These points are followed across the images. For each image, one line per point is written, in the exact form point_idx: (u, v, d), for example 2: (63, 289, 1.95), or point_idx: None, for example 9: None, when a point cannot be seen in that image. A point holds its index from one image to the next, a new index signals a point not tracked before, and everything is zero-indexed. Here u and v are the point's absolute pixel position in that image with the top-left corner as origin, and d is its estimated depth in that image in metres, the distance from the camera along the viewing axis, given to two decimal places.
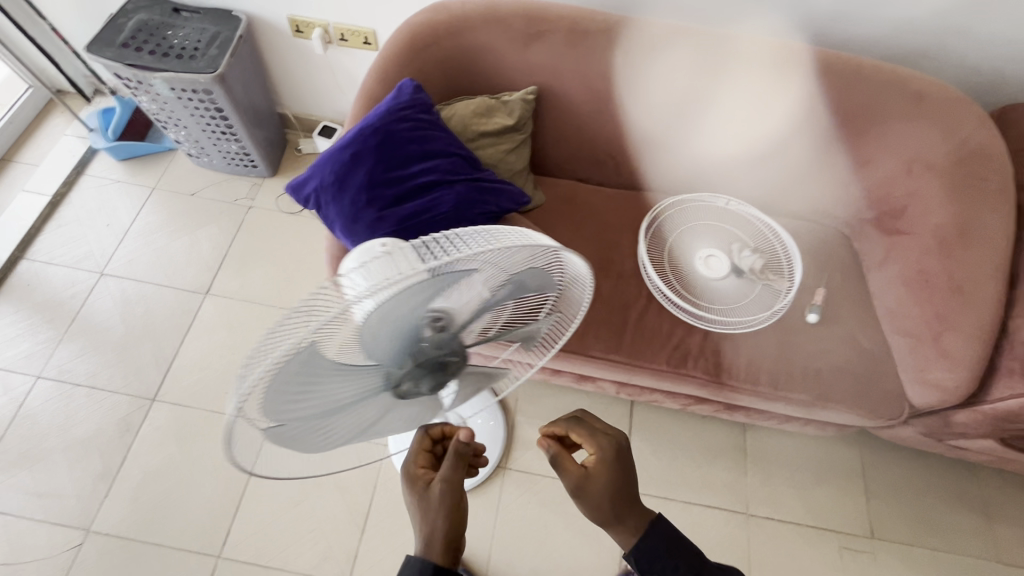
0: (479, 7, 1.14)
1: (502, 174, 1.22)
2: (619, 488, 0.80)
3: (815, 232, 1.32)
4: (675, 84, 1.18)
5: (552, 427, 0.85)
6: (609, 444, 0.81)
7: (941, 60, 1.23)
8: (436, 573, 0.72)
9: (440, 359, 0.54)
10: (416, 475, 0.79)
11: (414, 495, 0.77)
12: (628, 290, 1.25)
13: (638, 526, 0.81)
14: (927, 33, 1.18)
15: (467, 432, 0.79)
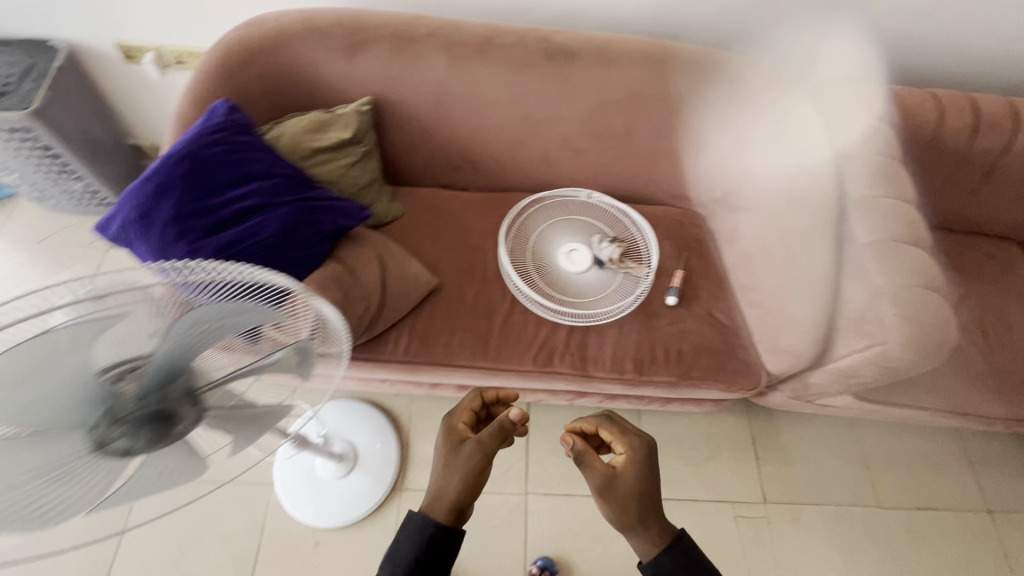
0: (295, 21, 1.10)
1: (346, 189, 1.17)
2: (642, 491, 0.81)
3: (672, 216, 1.36)
4: (510, 83, 1.17)
5: (584, 422, 0.90)
6: (639, 443, 0.85)
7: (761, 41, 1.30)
8: (436, 529, 0.79)
9: (152, 404, 0.53)
10: (453, 433, 0.86)
11: (445, 447, 0.84)
12: (494, 294, 1.23)
13: (660, 535, 0.80)
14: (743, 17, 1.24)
15: (519, 413, 0.83)
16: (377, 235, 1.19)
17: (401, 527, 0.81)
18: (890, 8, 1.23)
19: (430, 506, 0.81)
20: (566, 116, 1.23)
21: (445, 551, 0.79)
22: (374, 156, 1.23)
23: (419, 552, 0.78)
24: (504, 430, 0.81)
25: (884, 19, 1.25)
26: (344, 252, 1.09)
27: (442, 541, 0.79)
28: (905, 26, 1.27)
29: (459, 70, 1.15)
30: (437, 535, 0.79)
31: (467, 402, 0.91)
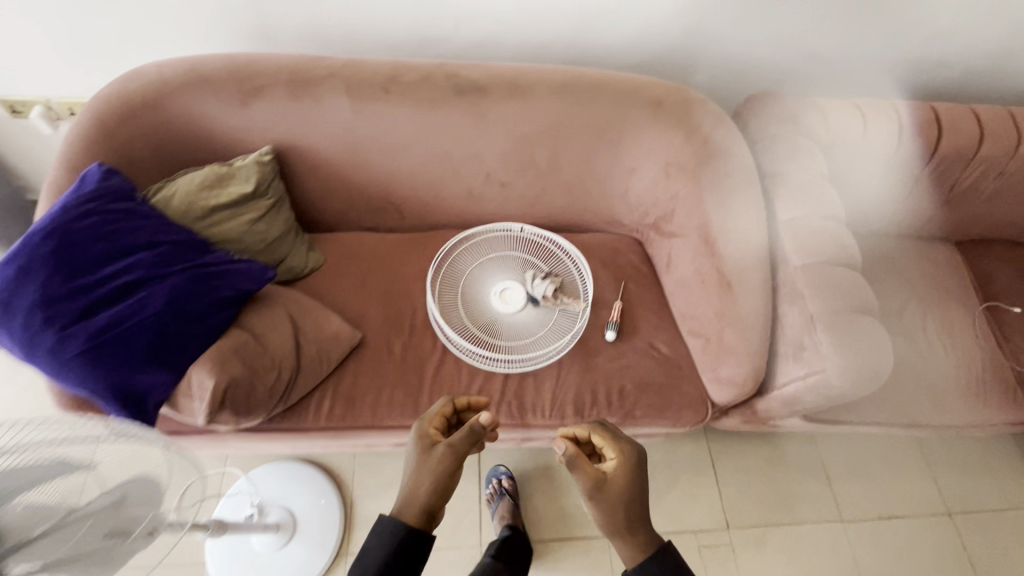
0: (177, 71, 1.01)
1: (253, 246, 1.08)
2: (632, 499, 0.76)
3: (608, 245, 1.32)
4: (421, 121, 1.10)
5: (574, 429, 0.85)
6: (631, 450, 0.81)
7: (679, 61, 1.29)
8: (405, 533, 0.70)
9: None
10: (427, 437, 0.80)
11: (418, 452, 0.77)
12: (424, 343, 1.16)
13: (645, 544, 0.74)
14: (657, 38, 1.24)
15: (491, 417, 0.79)
16: (292, 292, 1.11)
17: (372, 529, 0.71)
18: (806, 21, 1.22)
19: (400, 510, 0.73)
20: (486, 152, 1.16)
21: (412, 562, 0.70)
22: (283, 206, 1.14)
23: (392, 556, 0.69)
24: (476, 433, 0.77)
25: (801, 30, 1.24)
26: (249, 318, 1.00)
27: (413, 549, 0.70)
28: (822, 37, 1.26)
29: (365, 112, 1.08)
30: (410, 539, 0.70)
31: (438, 410, 0.85)
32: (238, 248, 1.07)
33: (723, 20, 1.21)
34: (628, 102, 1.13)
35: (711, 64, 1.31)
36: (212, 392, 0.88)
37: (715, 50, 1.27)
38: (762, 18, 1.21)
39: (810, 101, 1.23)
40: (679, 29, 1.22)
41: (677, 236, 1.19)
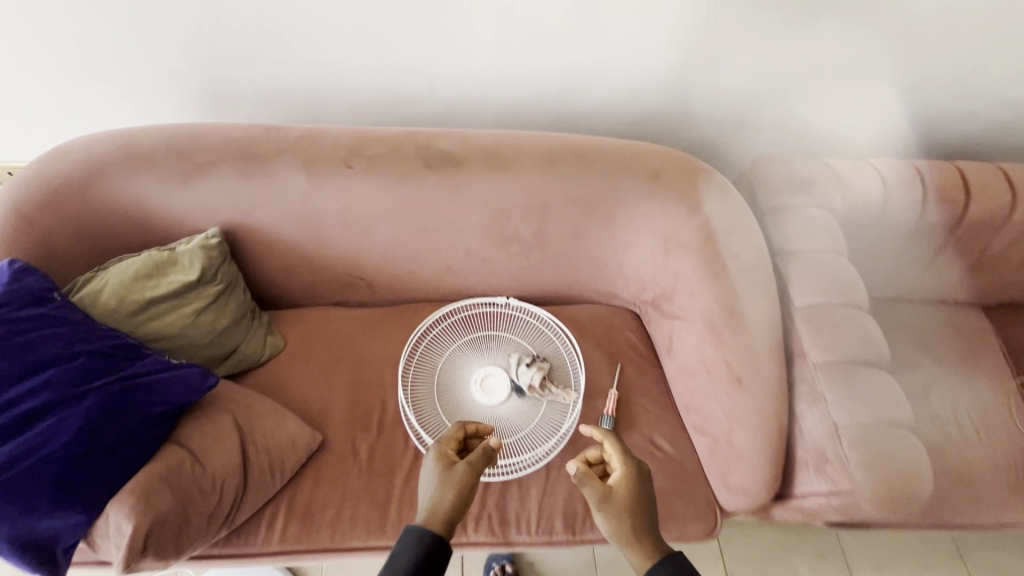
0: (107, 149, 0.89)
1: (198, 340, 0.95)
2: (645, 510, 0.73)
3: (602, 321, 1.19)
4: (388, 196, 0.98)
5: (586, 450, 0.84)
6: (639, 462, 0.78)
7: (677, 119, 1.18)
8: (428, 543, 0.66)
9: None
10: (444, 450, 0.78)
11: (437, 466, 0.75)
12: (394, 444, 1.02)
13: (660, 551, 0.69)
14: (652, 98, 1.13)
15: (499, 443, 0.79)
16: (242, 391, 0.97)
17: (399, 535, 0.67)
18: (814, 79, 1.11)
19: (424, 521, 0.69)
20: (463, 227, 1.04)
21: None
22: (236, 290, 1.01)
23: (421, 565, 0.64)
24: (491, 452, 0.76)
25: (809, 89, 1.13)
26: (185, 431, 0.86)
27: (435, 561, 0.65)
28: (834, 96, 1.14)
29: (324, 189, 0.96)
30: (437, 547, 0.66)
31: (452, 430, 0.84)
32: (180, 343, 0.94)
33: (722, 79, 1.10)
34: (622, 173, 1.01)
35: (710, 124, 1.19)
36: (130, 538, 0.74)
37: (713, 110, 1.16)
38: (765, 76, 1.10)
39: (823, 164, 1.11)
40: (674, 88, 1.11)
41: (679, 319, 1.06)
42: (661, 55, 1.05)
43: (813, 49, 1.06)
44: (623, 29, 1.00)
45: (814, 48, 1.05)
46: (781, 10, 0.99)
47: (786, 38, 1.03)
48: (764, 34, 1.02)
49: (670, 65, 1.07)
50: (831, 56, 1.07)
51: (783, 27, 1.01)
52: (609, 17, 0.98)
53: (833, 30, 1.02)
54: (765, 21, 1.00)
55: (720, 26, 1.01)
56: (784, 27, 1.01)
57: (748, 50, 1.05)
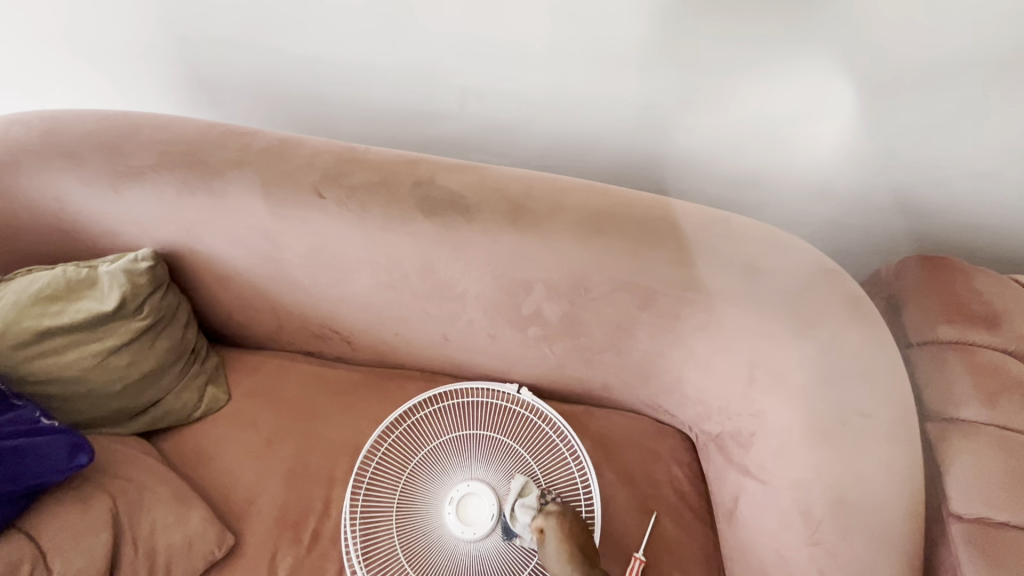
0: (36, 137, 0.71)
1: (104, 387, 0.74)
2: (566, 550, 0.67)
3: (641, 445, 0.86)
4: (367, 240, 0.72)
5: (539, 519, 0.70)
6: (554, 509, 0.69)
7: (783, 191, 0.87)
8: None
9: None
10: None
11: None
12: (324, 571, 0.75)
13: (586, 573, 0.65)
14: (754, 154, 0.83)
15: None
16: (146, 463, 0.75)
17: None
18: (931, 165, 0.79)
19: None
20: (465, 295, 0.76)
21: None
22: (172, 327, 0.79)
23: None
24: None
25: (898, 182, 0.82)
26: (34, 520, 0.64)
27: None
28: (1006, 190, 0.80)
29: (286, 221, 0.72)
30: None
31: None
32: (78, 389, 0.73)
33: (779, 156, 0.82)
34: (699, 257, 0.69)
35: (828, 200, 0.87)
36: None
37: (835, 182, 0.84)
38: (853, 158, 0.80)
39: (1010, 283, 0.74)
40: (780, 155, 0.82)
41: (754, 480, 0.72)
42: (687, 124, 0.81)
43: (904, 133, 0.76)
44: (713, 67, 0.74)
45: (906, 131, 0.76)
46: (856, 78, 0.71)
47: (853, 122, 0.76)
48: (825, 115, 0.75)
49: (719, 127, 0.81)
50: (938, 142, 0.76)
51: (855, 104, 0.74)
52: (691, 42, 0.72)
53: (935, 110, 0.73)
54: (833, 93, 0.73)
55: (792, 85, 0.73)
56: (848, 110, 0.75)
57: (811, 129, 0.77)
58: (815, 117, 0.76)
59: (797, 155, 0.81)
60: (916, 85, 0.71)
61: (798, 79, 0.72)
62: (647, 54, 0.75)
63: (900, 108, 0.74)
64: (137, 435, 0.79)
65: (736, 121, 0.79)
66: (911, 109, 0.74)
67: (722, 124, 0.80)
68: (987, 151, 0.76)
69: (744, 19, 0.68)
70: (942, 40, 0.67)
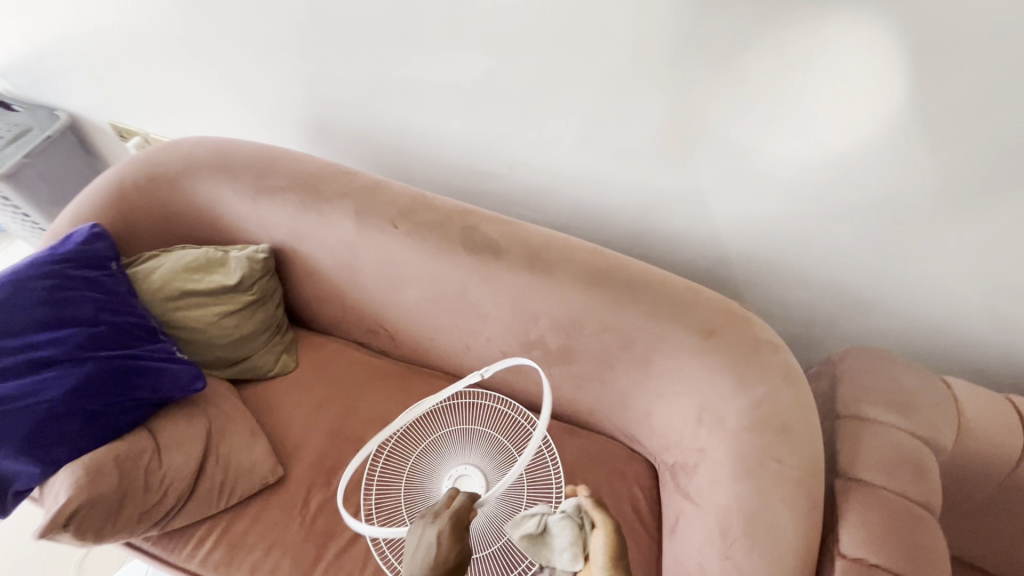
0: (209, 154, 1.01)
1: (214, 339, 1.00)
2: (618, 550, 0.71)
3: (613, 465, 1.04)
4: (422, 263, 0.96)
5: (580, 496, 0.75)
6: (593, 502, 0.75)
7: (762, 274, 1.06)
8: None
9: None
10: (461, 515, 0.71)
11: (447, 533, 0.69)
12: (344, 511, 0.97)
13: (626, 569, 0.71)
14: (738, 241, 1.02)
15: (451, 494, 0.74)
16: (233, 402, 1.00)
17: None
18: (883, 275, 0.96)
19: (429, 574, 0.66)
20: (489, 316, 0.98)
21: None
22: (269, 304, 1.06)
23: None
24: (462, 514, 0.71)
25: (859, 281, 0.99)
26: (158, 423, 0.90)
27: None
28: (946, 302, 0.95)
29: (367, 241, 0.97)
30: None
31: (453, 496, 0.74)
32: (198, 337, 0.99)
33: (791, 183, 0.90)
34: (671, 316, 0.89)
35: (797, 287, 1.04)
36: (57, 510, 0.76)
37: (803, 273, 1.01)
38: (818, 259, 0.98)
39: (937, 380, 0.88)
40: (761, 242, 1.01)
41: (692, 503, 0.88)
42: (719, 119, 0.87)
43: (861, 244, 0.93)
44: (730, 105, 0.84)
45: (865, 242, 0.93)
46: (825, 198, 0.90)
47: (838, 214, 0.91)
48: (857, 116, 0.78)
49: (749, 128, 0.86)
50: (890, 255, 0.93)
51: (833, 212, 0.91)
52: (730, 49, 0.78)
53: (886, 231, 0.90)
54: (801, 205, 0.92)
55: (772, 195, 0.93)
56: (866, 143, 0.81)
57: (845, 121, 0.80)
58: (855, 106, 0.77)
59: (828, 164, 0.85)
60: (875, 210, 0.88)
61: (844, 68, 0.74)
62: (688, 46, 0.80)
63: (857, 224, 0.91)
64: (227, 380, 1.05)
65: (759, 126, 0.85)
66: (871, 226, 0.90)
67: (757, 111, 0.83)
68: (934, 268, 0.92)
69: (747, 124, 0.85)
70: (895, 181, 0.83)
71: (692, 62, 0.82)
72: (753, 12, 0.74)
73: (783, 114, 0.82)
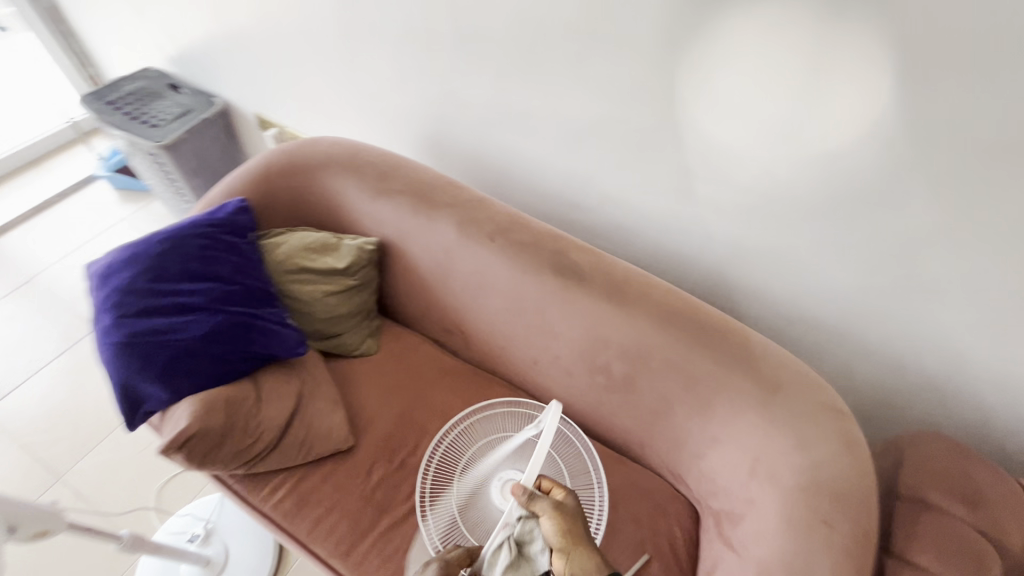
0: (343, 153, 1.16)
1: (317, 313, 1.14)
2: (568, 522, 0.76)
3: (656, 501, 1.06)
4: (509, 276, 1.05)
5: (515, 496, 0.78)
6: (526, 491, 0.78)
7: (835, 341, 1.06)
8: None
9: None
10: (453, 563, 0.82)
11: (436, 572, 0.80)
12: (400, 489, 1.05)
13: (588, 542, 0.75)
14: (816, 305, 1.04)
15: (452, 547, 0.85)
16: (322, 371, 1.12)
17: None
18: (970, 365, 0.94)
19: None
20: (561, 336, 1.05)
21: None
22: (366, 291, 1.18)
23: None
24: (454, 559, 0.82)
25: (939, 366, 0.97)
26: (263, 377, 1.04)
27: None
28: None
29: (464, 249, 1.07)
30: None
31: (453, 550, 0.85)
32: (303, 309, 1.13)
33: (879, 256, 0.91)
34: (739, 366, 0.92)
35: (871, 360, 1.04)
36: (177, 433, 0.90)
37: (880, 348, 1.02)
38: (898, 336, 0.98)
39: (1010, 480, 0.86)
40: (839, 308, 1.02)
41: (733, 552, 0.90)
42: (825, 182, 0.89)
43: (946, 329, 0.93)
44: (827, 175, 0.88)
45: (951, 327, 0.92)
46: (913, 277, 0.91)
47: (926, 294, 0.91)
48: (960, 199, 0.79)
49: (848, 196, 0.88)
50: (976, 345, 0.92)
51: (922, 291, 0.91)
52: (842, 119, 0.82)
53: (976, 320, 0.89)
54: (888, 279, 0.93)
55: (859, 266, 0.94)
56: (964, 230, 0.82)
57: (951, 199, 0.80)
58: (965, 188, 0.78)
59: (932, 242, 0.85)
60: (966, 298, 0.88)
61: (956, 148, 0.76)
62: (808, 112, 0.84)
63: (944, 308, 0.91)
64: (319, 351, 1.18)
65: (854, 196, 0.88)
66: (959, 313, 0.90)
67: (869, 181, 0.85)
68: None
69: (841, 194, 0.89)
70: (992, 271, 0.83)
71: (805, 127, 0.85)
72: (867, 88, 0.77)
73: (893, 186, 0.84)
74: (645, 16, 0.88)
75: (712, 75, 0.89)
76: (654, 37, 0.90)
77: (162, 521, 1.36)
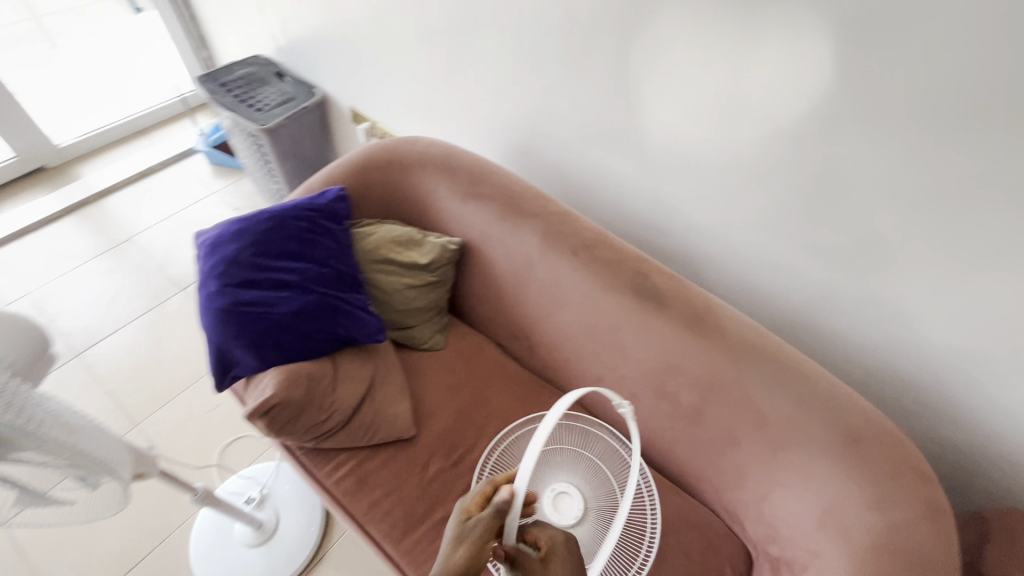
0: (439, 155, 1.21)
1: (394, 304, 1.19)
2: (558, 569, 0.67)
3: (708, 538, 1.04)
4: (587, 291, 1.06)
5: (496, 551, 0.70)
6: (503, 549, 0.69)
7: (919, 400, 1.02)
8: None
9: None
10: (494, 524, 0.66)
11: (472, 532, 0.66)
12: (453, 485, 1.08)
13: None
14: (902, 360, 1.00)
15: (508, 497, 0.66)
16: (393, 360, 1.17)
17: None
18: None
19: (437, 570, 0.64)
20: (632, 358, 1.05)
21: None
22: (442, 288, 1.22)
23: None
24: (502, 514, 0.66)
25: None
26: (342, 358, 1.09)
27: None
28: None
29: (545, 259, 1.09)
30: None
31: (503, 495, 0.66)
32: (383, 298, 1.18)
33: (984, 321, 0.87)
34: (819, 413, 0.90)
35: (956, 426, 0.99)
36: (263, 400, 0.95)
37: (969, 414, 0.97)
38: (993, 405, 0.93)
39: None
40: (929, 368, 0.98)
41: None
42: (933, 237, 0.86)
43: None
44: (936, 230, 0.85)
45: None
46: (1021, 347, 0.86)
47: None
48: None
49: (957, 253, 0.85)
50: None
51: None
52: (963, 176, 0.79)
53: None
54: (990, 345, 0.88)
55: (958, 327, 0.90)
56: None
57: None
58: None
59: None
60: None
61: None
62: (925, 164, 0.81)
63: None
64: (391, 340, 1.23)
65: (964, 255, 0.84)
66: None
67: (985, 241, 0.81)
68: None
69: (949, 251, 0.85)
70: None
71: (919, 179, 0.83)
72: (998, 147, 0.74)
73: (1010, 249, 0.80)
74: (764, 51, 0.87)
75: (827, 116, 0.87)
76: (770, 72, 0.88)
77: (223, 479, 1.44)
